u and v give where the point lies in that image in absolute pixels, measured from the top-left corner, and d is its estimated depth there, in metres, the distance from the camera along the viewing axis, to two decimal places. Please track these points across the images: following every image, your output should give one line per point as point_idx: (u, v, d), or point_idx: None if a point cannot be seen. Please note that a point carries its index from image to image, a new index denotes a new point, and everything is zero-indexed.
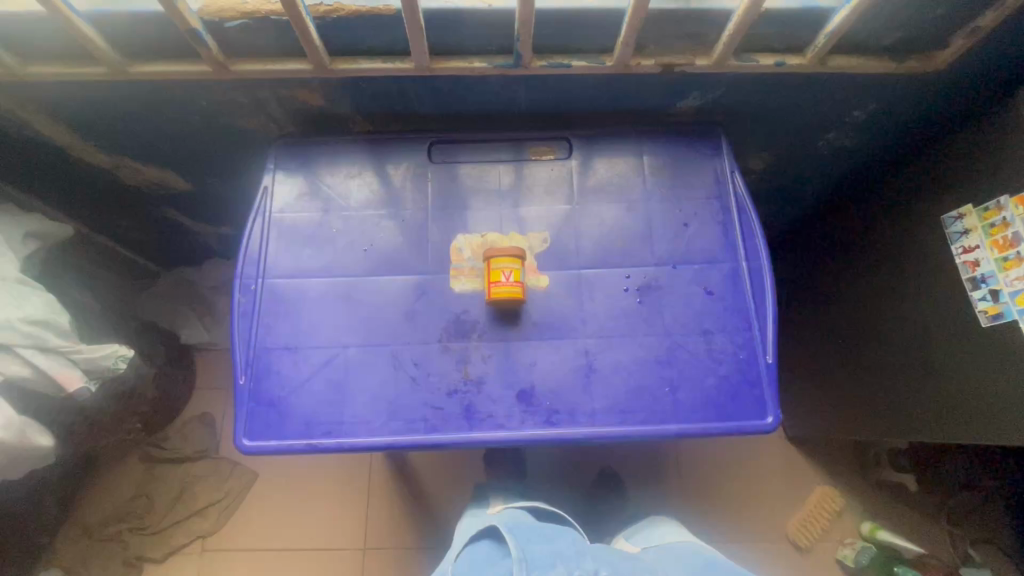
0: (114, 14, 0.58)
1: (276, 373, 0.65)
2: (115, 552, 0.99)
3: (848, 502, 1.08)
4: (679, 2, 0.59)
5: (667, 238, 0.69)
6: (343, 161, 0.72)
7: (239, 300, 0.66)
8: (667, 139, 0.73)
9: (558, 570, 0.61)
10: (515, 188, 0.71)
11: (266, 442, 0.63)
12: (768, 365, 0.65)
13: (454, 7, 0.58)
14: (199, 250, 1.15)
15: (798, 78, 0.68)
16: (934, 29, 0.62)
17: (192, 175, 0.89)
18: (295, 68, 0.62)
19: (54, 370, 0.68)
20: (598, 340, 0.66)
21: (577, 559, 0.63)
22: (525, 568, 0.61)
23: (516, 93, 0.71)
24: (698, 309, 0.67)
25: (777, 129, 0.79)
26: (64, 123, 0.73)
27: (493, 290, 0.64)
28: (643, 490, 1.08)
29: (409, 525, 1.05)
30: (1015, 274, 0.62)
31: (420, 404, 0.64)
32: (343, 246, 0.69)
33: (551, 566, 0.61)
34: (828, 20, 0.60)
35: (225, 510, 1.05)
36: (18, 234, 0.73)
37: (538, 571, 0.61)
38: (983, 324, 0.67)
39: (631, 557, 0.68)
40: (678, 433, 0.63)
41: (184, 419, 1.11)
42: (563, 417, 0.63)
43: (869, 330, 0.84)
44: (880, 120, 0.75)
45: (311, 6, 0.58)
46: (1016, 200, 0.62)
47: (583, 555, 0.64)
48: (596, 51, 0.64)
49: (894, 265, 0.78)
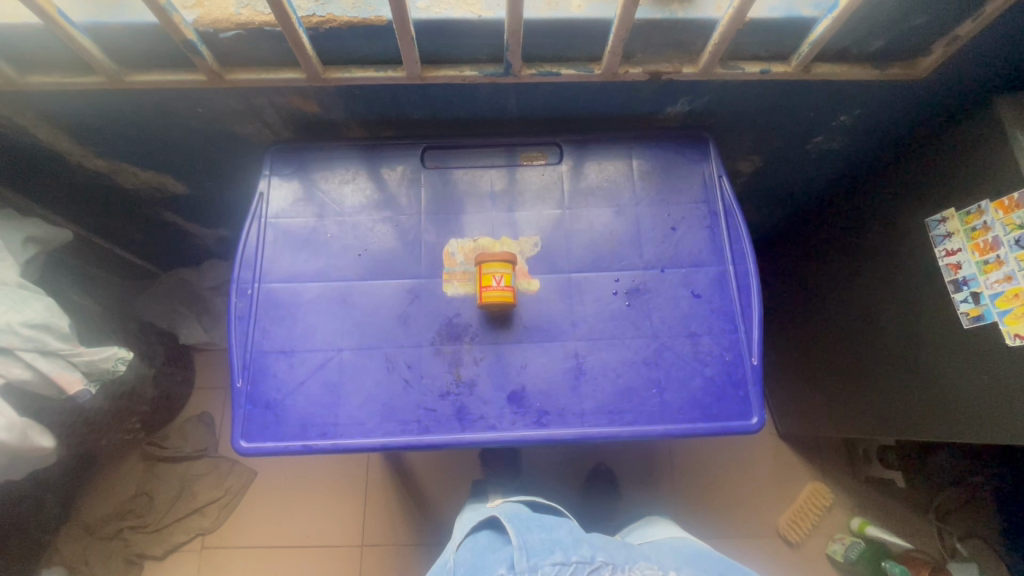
0: (108, 26, 0.58)
1: (273, 376, 0.66)
2: (116, 551, 1.00)
3: (837, 498, 1.10)
4: (665, 12, 0.60)
5: (656, 241, 0.70)
6: (337, 167, 0.73)
7: (236, 304, 0.68)
8: (657, 144, 0.74)
9: (556, 556, 0.63)
10: (507, 193, 0.72)
11: (263, 443, 0.64)
12: (753, 366, 0.66)
13: (444, 18, 0.59)
14: (196, 251, 1.16)
15: (784, 84, 0.70)
16: (915, 37, 0.63)
17: (190, 180, 0.90)
18: (290, 77, 0.63)
19: (55, 373, 0.68)
20: (587, 342, 0.67)
21: (575, 547, 0.65)
22: (524, 555, 0.62)
23: (508, 100, 0.72)
24: (685, 311, 0.68)
25: (765, 133, 0.80)
26: (62, 130, 0.75)
27: (484, 294, 0.65)
28: (637, 487, 1.10)
29: (407, 522, 1.07)
30: (995, 277, 0.64)
31: (413, 406, 0.65)
32: (337, 251, 0.70)
33: (549, 552, 0.63)
34: (811, 29, 0.61)
35: (225, 508, 1.06)
36: (18, 238, 0.74)
37: (537, 557, 0.62)
38: (964, 325, 0.68)
39: (624, 545, 0.69)
40: (665, 433, 0.65)
41: (183, 418, 1.13)
42: (552, 418, 0.65)
43: (855, 330, 0.86)
44: (866, 124, 0.77)
45: (304, 17, 0.59)
46: (995, 205, 0.63)
47: (580, 542, 0.66)
48: (585, 59, 0.66)
49: (879, 267, 0.80)
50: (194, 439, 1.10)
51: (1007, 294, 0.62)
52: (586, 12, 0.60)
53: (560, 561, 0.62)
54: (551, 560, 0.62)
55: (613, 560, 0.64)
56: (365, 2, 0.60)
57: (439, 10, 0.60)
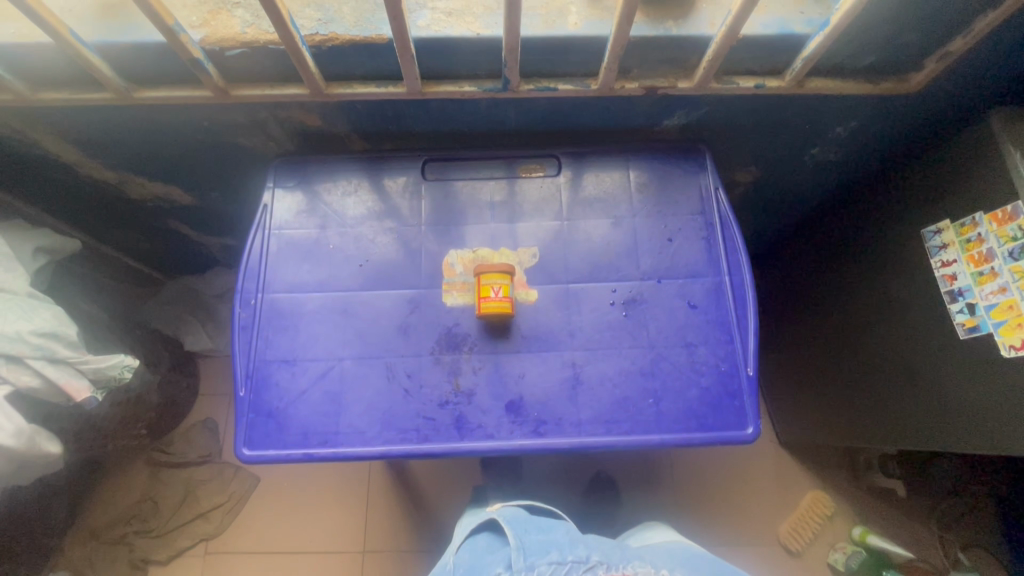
0: (118, 44, 0.60)
1: (275, 385, 0.67)
2: (120, 555, 1.02)
3: (838, 507, 1.09)
4: (660, 30, 0.61)
5: (652, 252, 0.71)
6: (340, 178, 0.75)
7: (239, 313, 0.69)
8: (652, 156, 0.75)
9: (552, 556, 0.65)
10: (507, 204, 0.74)
11: (265, 451, 0.65)
12: (749, 377, 0.67)
13: (443, 36, 0.61)
14: (202, 259, 1.18)
15: (779, 98, 0.71)
16: (907, 51, 0.64)
17: (196, 191, 0.92)
18: (294, 93, 0.65)
19: (62, 381, 0.70)
20: (584, 352, 0.68)
21: (571, 547, 0.66)
22: (521, 555, 0.64)
23: (507, 113, 0.73)
24: (681, 321, 0.69)
25: (762, 144, 0.81)
26: (72, 143, 0.76)
27: (483, 305, 0.66)
28: (637, 495, 1.10)
29: (408, 529, 1.07)
30: (989, 288, 0.65)
31: (413, 415, 0.66)
32: (339, 261, 0.71)
33: (545, 552, 0.65)
34: (804, 45, 0.62)
35: (228, 513, 1.07)
36: (29, 249, 0.76)
37: (534, 557, 0.64)
38: (960, 335, 0.68)
39: (621, 545, 0.70)
40: (660, 442, 0.65)
41: (188, 424, 1.14)
42: (550, 428, 0.66)
43: (853, 340, 0.86)
44: (863, 135, 0.78)
45: (308, 35, 0.60)
46: (989, 217, 0.64)
47: (576, 542, 0.67)
48: (581, 75, 0.67)
49: (874, 278, 0.81)
50: (198, 445, 1.11)
51: (1002, 305, 0.63)
52: (582, 29, 0.61)
53: (556, 561, 0.64)
54: (547, 560, 0.64)
55: (608, 558, 0.66)
56: (367, 21, 0.61)
57: (438, 29, 0.61)
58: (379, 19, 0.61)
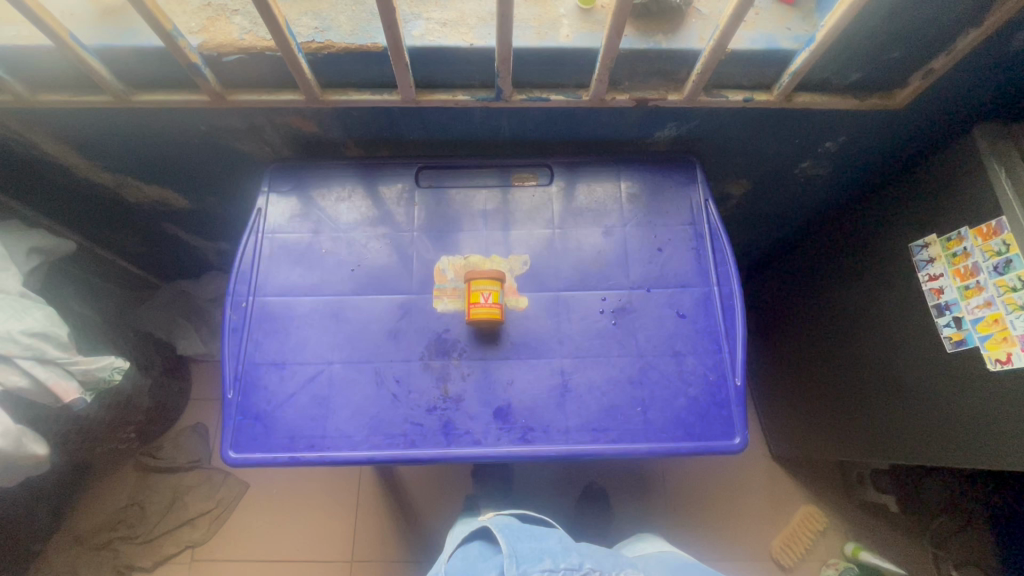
0: (115, 48, 0.61)
1: (263, 388, 0.67)
2: (105, 561, 1.01)
3: (832, 522, 1.09)
4: (649, 43, 0.63)
5: (643, 261, 0.72)
6: (334, 183, 0.76)
7: (229, 316, 0.69)
8: (644, 167, 0.76)
9: (545, 563, 0.64)
10: (501, 211, 0.74)
11: (251, 454, 0.65)
12: (736, 387, 0.67)
13: (436, 45, 0.62)
14: (196, 262, 1.17)
15: (769, 113, 0.72)
16: (892, 69, 0.66)
17: (193, 195, 0.92)
18: (290, 99, 0.66)
19: (51, 381, 0.69)
20: (573, 359, 0.68)
21: (565, 555, 0.66)
22: (514, 562, 0.63)
23: (500, 123, 0.74)
24: (670, 331, 0.69)
25: (753, 158, 0.82)
26: (69, 145, 0.77)
27: (472, 311, 0.66)
28: (628, 506, 1.10)
29: (398, 538, 1.06)
30: (975, 302, 0.65)
31: (400, 420, 0.66)
32: (332, 264, 0.72)
33: (539, 560, 0.64)
34: (792, 60, 0.64)
35: (215, 520, 1.06)
36: (22, 249, 0.77)
37: (527, 564, 0.63)
38: (949, 349, 0.69)
39: (615, 553, 0.70)
40: (649, 451, 0.65)
41: (179, 428, 1.14)
42: (537, 435, 0.66)
43: (842, 352, 0.87)
44: (851, 150, 0.79)
45: (303, 43, 0.61)
46: (975, 231, 0.64)
47: (569, 550, 0.67)
48: (573, 86, 0.68)
49: (864, 291, 0.81)
50: (187, 450, 1.11)
51: (987, 319, 0.64)
52: (574, 41, 0.62)
53: (550, 568, 0.63)
54: (540, 567, 0.63)
55: (601, 566, 0.65)
56: (362, 29, 0.63)
57: (432, 38, 0.62)
58: (375, 28, 0.63)
